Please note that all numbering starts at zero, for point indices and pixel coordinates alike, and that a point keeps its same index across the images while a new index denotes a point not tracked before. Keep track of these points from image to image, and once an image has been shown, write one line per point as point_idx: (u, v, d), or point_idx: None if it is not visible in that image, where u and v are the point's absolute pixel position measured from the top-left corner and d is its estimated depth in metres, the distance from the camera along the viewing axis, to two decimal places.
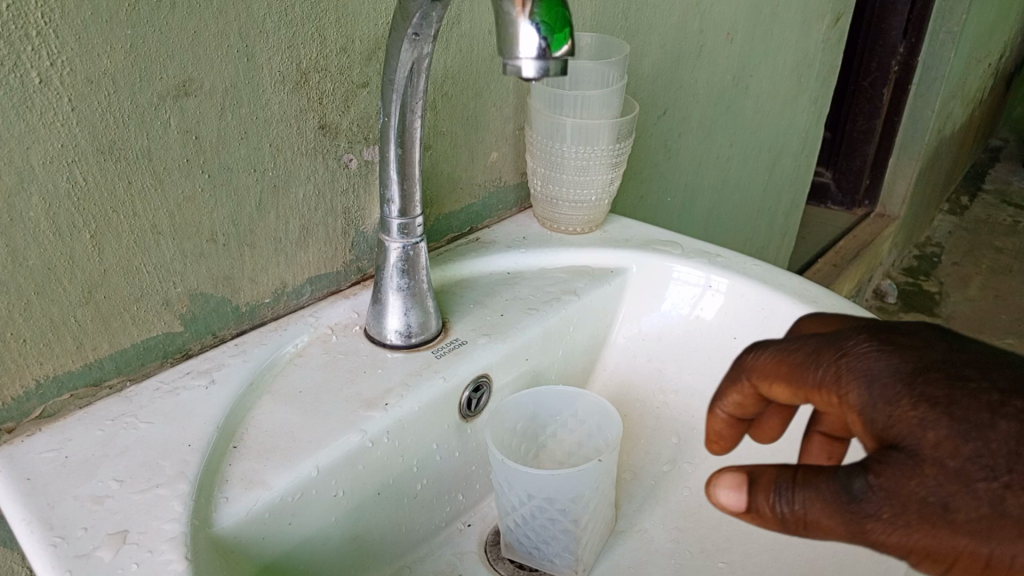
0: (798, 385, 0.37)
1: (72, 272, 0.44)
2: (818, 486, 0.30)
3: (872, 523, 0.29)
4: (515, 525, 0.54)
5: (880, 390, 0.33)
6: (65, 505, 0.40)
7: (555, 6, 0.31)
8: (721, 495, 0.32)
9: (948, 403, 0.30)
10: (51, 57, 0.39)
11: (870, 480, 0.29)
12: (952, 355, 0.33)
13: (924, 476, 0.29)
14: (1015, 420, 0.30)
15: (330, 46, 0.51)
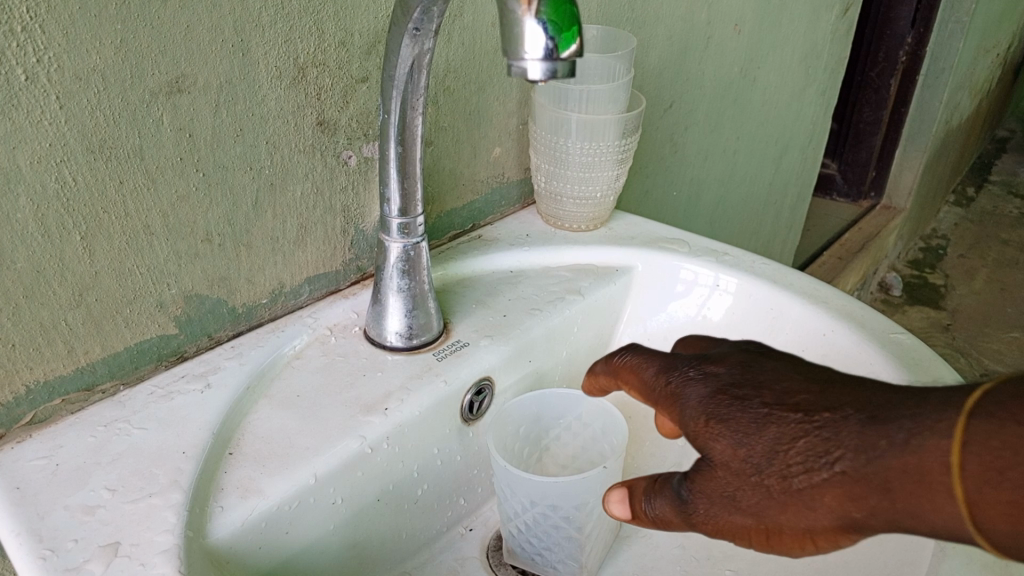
0: (642, 390, 0.44)
1: (62, 275, 0.43)
2: (660, 498, 0.38)
3: (695, 520, 0.37)
4: (518, 531, 0.53)
5: (692, 406, 0.39)
6: (55, 515, 0.39)
7: (562, 4, 0.30)
8: (613, 508, 0.40)
9: (729, 417, 0.36)
10: (38, 53, 0.38)
11: (690, 485, 0.37)
12: (749, 371, 0.39)
13: (719, 477, 0.36)
14: (776, 426, 0.35)
15: (329, 39, 0.50)
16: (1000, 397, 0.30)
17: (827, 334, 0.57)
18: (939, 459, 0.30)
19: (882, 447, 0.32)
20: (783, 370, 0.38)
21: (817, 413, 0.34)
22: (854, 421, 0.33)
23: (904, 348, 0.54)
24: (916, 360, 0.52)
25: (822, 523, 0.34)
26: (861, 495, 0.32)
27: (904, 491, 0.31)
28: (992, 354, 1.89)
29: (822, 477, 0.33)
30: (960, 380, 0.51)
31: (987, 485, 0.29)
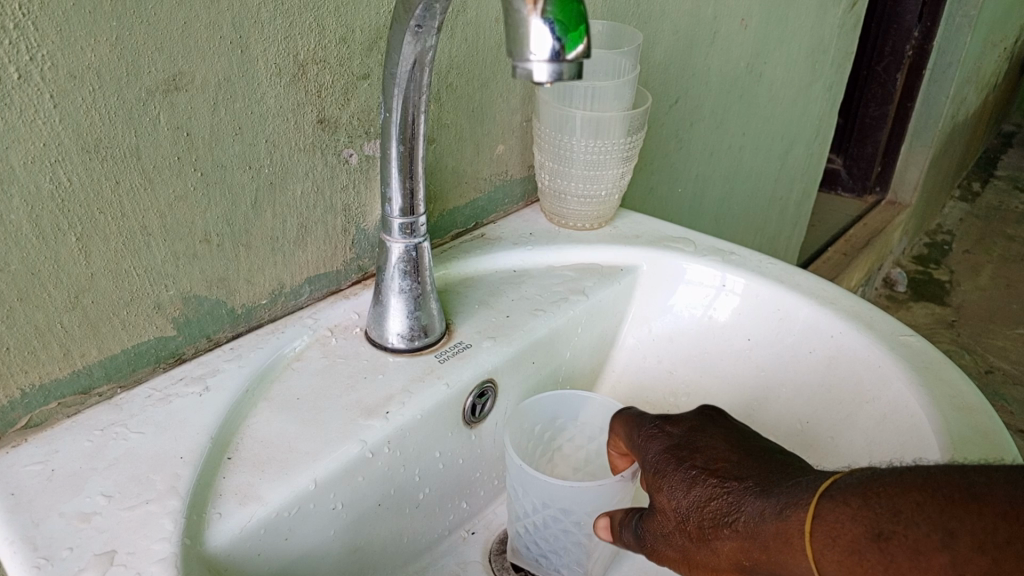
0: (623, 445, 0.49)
1: (58, 276, 0.42)
2: (623, 530, 0.45)
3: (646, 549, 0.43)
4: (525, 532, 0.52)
5: (648, 460, 0.45)
6: (50, 522, 0.39)
7: (570, 3, 0.29)
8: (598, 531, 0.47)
9: (669, 475, 0.43)
10: (31, 50, 0.37)
11: (641, 525, 0.44)
12: (697, 435, 0.45)
13: (659, 520, 0.43)
14: (701, 486, 0.41)
15: (329, 35, 0.49)
16: (845, 481, 0.35)
17: (835, 336, 0.56)
18: (797, 525, 0.36)
19: (765, 514, 0.38)
20: (724, 440, 0.44)
21: (730, 480, 0.41)
22: (752, 492, 0.39)
23: (912, 350, 0.53)
24: (926, 364, 0.52)
25: (725, 565, 0.40)
26: (751, 550, 0.38)
27: (776, 549, 0.37)
28: (997, 351, 1.88)
29: (724, 533, 0.39)
30: (971, 383, 0.50)
31: (824, 549, 0.34)
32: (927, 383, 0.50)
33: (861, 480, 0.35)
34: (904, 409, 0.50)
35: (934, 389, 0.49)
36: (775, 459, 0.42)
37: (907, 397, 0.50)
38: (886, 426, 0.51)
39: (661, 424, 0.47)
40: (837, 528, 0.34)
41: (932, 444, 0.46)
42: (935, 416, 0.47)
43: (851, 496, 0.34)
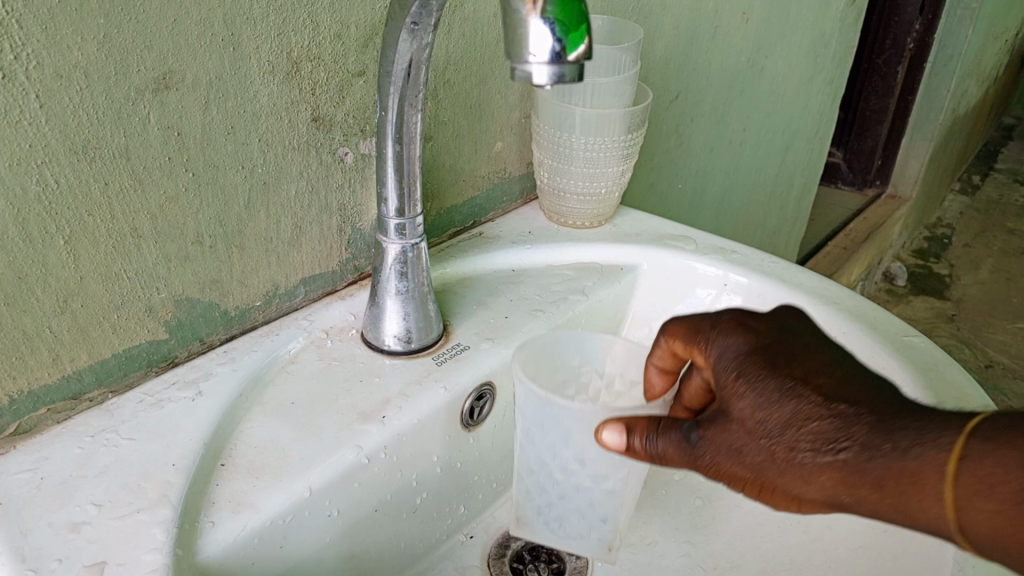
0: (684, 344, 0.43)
1: (46, 281, 0.41)
2: (666, 435, 0.37)
3: (693, 456, 0.37)
4: (542, 493, 0.48)
5: (728, 361, 0.38)
6: (39, 533, 0.38)
7: (570, 2, 0.27)
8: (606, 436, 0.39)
9: (756, 381, 0.36)
10: (15, 50, 0.36)
11: (701, 433, 0.37)
12: (786, 337, 0.38)
13: (730, 430, 0.36)
14: (798, 401, 0.35)
15: (323, 32, 0.48)
16: (1000, 420, 0.32)
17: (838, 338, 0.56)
18: (936, 467, 0.32)
19: (886, 449, 0.33)
20: (814, 346, 0.38)
21: (839, 400, 0.34)
22: (870, 420, 0.34)
23: (917, 351, 0.52)
24: (933, 364, 0.51)
25: (811, 493, 0.35)
26: (858, 486, 0.33)
27: (896, 490, 0.33)
28: (996, 345, 1.87)
29: (823, 459, 0.34)
30: (977, 387, 0.49)
31: (973, 500, 0.31)
32: (934, 386, 0.49)
33: (1010, 422, 0.32)
34: None
35: (940, 392, 0.49)
36: (881, 378, 0.36)
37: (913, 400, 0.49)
38: None
39: (742, 323, 0.40)
40: (994, 475, 0.31)
41: None
42: None
43: (1013, 439, 0.31)
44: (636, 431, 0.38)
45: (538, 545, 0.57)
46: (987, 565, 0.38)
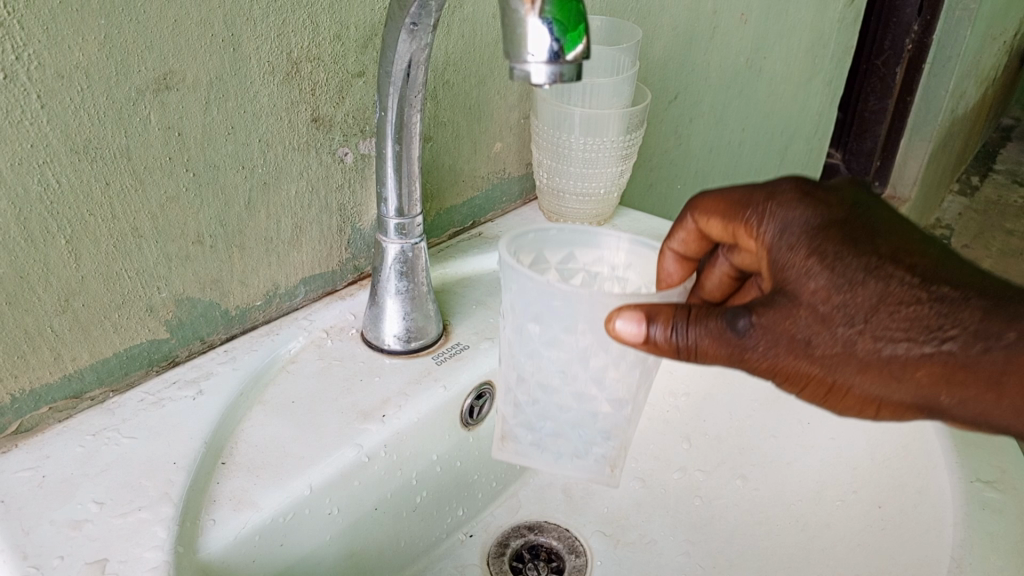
0: (729, 221, 0.41)
1: (47, 280, 0.41)
2: (709, 322, 0.35)
3: (740, 347, 0.35)
4: (530, 397, 0.44)
5: (796, 239, 0.37)
6: (40, 530, 0.38)
7: (568, 2, 0.28)
8: (621, 327, 0.35)
9: (836, 259, 0.35)
10: (17, 50, 0.36)
11: (754, 320, 0.35)
12: (857, 213, 0.38)
13: (797, 316, 0.35)
14: (886, 282, 0.35)
15: (323, 33, 0.48)
16: None
17: None
18: None
19: (998, 339, 0.34)
20: (889, 223, 0.38)
21: (934, 285, 0.35)
22: (975, 309, 0.35)
23: None
24: None
25: (899, 392, 0.36)
26: (956, 375, 0.35)
27: (1011, 385, 0.35)
28: None
29: (924, 351, 0.35)
30: None
31: None
32: None
33: None
34: None
35: None
36: (954, 260, 0.37)
37: None
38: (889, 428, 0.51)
39: (804, 193, 0.39)
40: None
41: (939, 449, 0.46)
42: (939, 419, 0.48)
43: None
44: (681, 318, 0.35)
45: (537, 543, 0.57)
46: (984, 562, 0.38)
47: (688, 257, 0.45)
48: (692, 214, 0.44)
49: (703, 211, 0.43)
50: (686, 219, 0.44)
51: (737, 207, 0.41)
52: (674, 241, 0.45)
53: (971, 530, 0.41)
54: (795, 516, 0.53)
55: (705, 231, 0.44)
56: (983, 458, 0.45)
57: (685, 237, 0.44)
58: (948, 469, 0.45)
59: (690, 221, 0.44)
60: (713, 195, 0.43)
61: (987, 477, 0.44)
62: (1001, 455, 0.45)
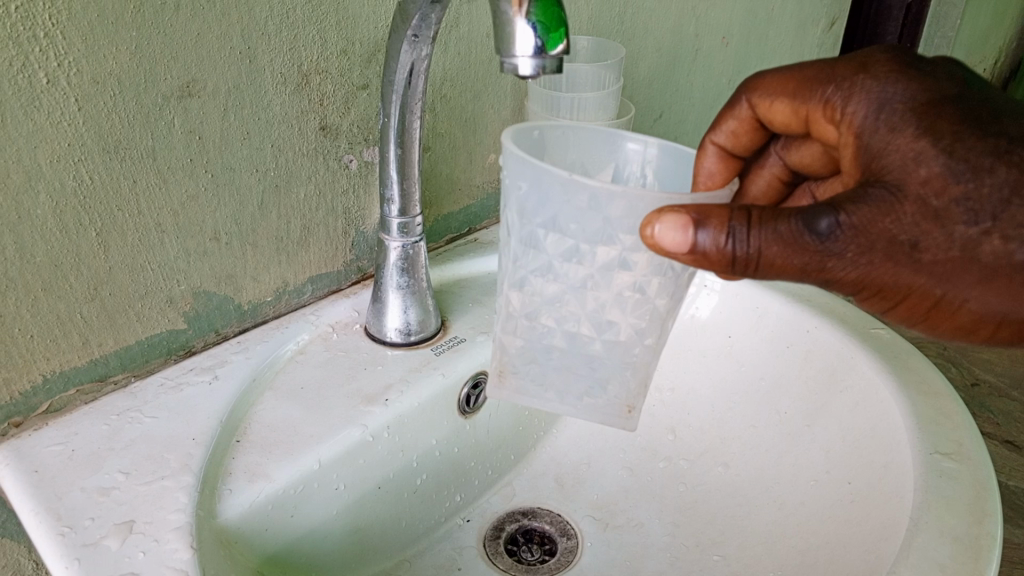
0: (800, 100, 0.41)
1: (78, 269, 0.45)
2: (775, 226, 0.32)
3: (816, 253, 0.32)
4: (540, 327, 0.40)
5: (884, 117, 0.35)
6: (72, 496, 0.41)
7: (551, 5, 0.32)
8: (664, 233, 0.32)
9: (950, 142, 0.33)
10: (58, 58, 0.40)
11: (840, 220, 0.32)
12: (969, 94, 0.35)
13: (901, 211, 0.32)
14: (1017, 170, 0.32)
15: (331, 48, 0.53)
16: None
17: (810, 331, 0.60)
18: None
19: None
20: (1008, 108, 0.35)
21: None
22: None
23: (883, 341, 0.58)
24: (895, 354, 0.56)
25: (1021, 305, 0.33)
26: None
27: None
28: None
29: None
30: (939, 373, 0.55)
31: None
32: (896, 371, 0.54)
33: None
34: (876, 393, 0.53)
35: (902, 376, 0.54)
36: None
37: (877, 384, 0.54)
38: (858, 412, 0.54)
39: (903, 69, 0.37)
40: None
41: (901, 426, 0.50)
42: (902, 400, 0.52)
43: None
44: (741, 221, 0.32)
45: (531, 528, 0.60)
46: (939, 521, 0.42)
47: (738, 144, 0.46)
48: (750, 100, 0.44)
49: (764, 93, 0.43)
50: (742, 102, 0.45)
51: (808, 91, 0.40)
52: (718, 133, 0.46)
53: (928, 494, 0.44)
54: (772, 496, 0.56)
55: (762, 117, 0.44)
56: (942, 432, 0.48)
57: (738, 123, 0.45)
58: (909, 443, 0.48)
59: (747, 103, 0.44)
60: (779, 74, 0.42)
61: (945, 449, 0.47)
62: (958, 430, 0.48)
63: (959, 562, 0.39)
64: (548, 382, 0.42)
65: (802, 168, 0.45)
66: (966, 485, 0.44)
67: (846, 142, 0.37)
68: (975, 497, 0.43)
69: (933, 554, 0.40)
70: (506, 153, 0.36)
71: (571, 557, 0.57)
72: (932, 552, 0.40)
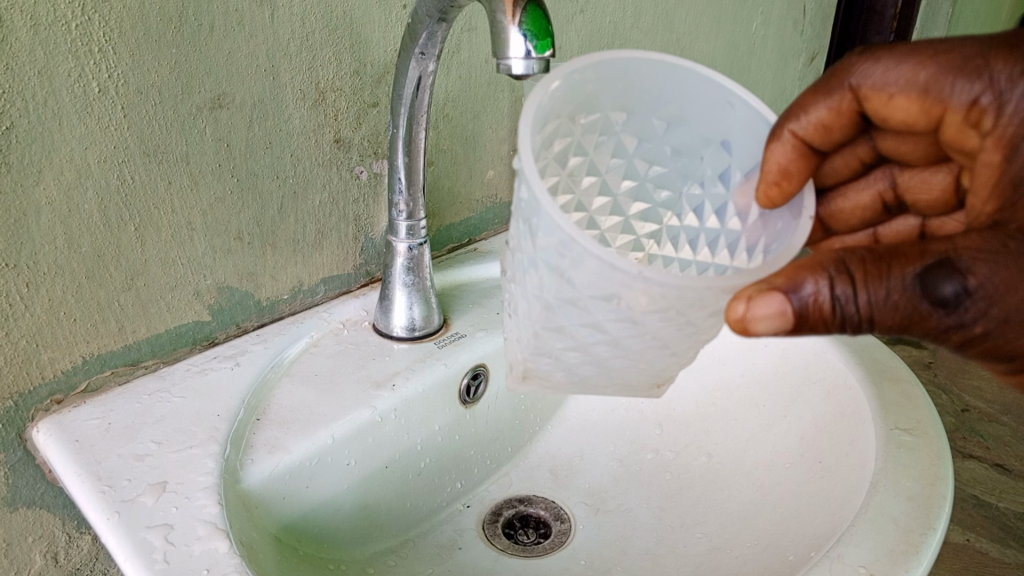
0: (927, 100, 0.37)
1: (118, 260, 0.50)
2: (888, 293, 0.32)
3: (932, 318, 0.31)
4: (562, 339, 0.37)
5: None
6: (110, 461, 0.46)
7: (539, 17, 0.37)
8: (760, 325, 0.32)
9: None
10: (109, 70, 0.45)
11: (964, 285, 0.31)
12: None
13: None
14: None
15: (345, 68, 0.58)
16: None
17: None
18: None
19: None
20: None
21: None
22: None
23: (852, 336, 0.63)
24: (862, 347, 0.61)
25: None
26: None
27: None
28: None
29: None
30: (902, 362, 0.59)
31: None
32: (863, 360, 0.59)
33: None
34: (845, 381, 0.58)
35: (869, 365, 0.58)
36: None
37: (846, 373, 0.58)
38: (828, 399, 0.59)
39: None
40: None
41: (865, 408, 0.54)
42: (869, 385, 0.56)
43: None
44: (845, 287, 0.32)
45: (527, 513, 0.63)
46: (896, 483, 0.46)
47: (825, 134, 0.42)
48: (852, 85, 0.39)
49: (880, 87, 0.38)
50: (844, 90, 0.40)
51: (945, 90, 0.36)
52: (801, 122, 0.41)
53: (888, 461, 0.48)
54: (750, 479, 0.60)
55: (864, 108, 0.40)
56: (903, 412, 0.53)
57: (830, 113, 0.41)
58: (872, 421, 0.53)
59: (848, 90, 0.40)
60: (899, 60, 0.37)
61: (905, 425, 0.51)
62: (917, 410, 0.53)
63: (912, 516, 0.43)
64: (569, 380, 0.41)
65: (892, 153, 0.45)
66: (921, 453, 0.49)
67: (988, 147, 0.35)
68: (929, 463, 0.48)
69: (889, 510, 0.44)
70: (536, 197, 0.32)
71: (566, 537, 0.61)
72: (888, 509, 0.44)
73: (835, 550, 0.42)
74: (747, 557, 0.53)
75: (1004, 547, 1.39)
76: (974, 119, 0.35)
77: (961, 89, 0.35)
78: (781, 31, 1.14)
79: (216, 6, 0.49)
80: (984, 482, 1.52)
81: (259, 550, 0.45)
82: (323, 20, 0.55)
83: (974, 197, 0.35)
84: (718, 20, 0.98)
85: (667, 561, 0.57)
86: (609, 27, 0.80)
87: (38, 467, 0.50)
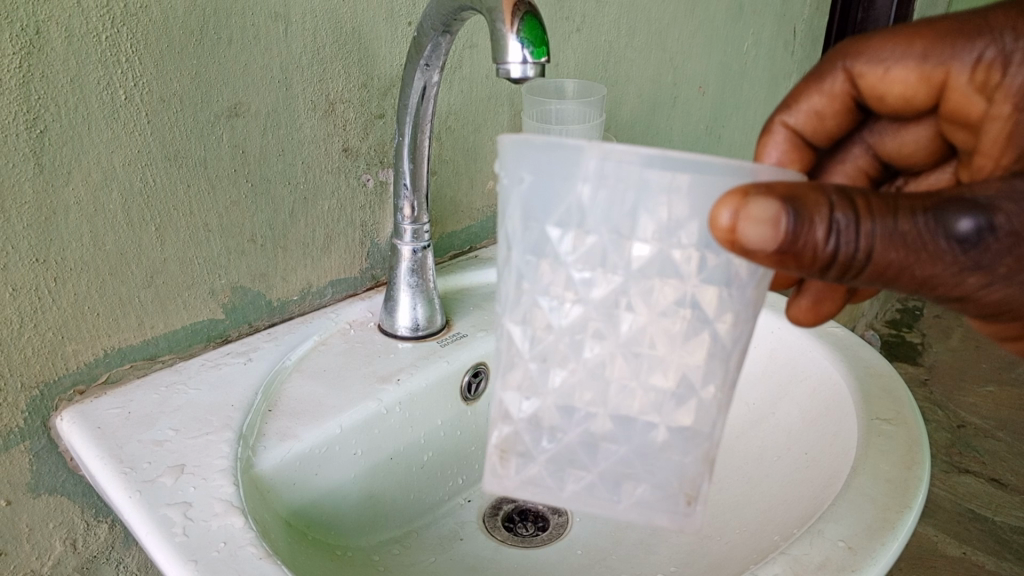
0: (930, 64, 0.39)
1: (139, 258, 0.53)
2: (896, 223, 0.31)
3: (947, 255, 0.31)
4: (580, 416, 0.34)
5: None
6: (130, 445, 0.48)
7: (535, 26, 0.41)
8: (748, 229, 0.28)
9: None
10: (135, 79, 0.49)
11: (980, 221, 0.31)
12: None
13: None
14: None
15: (353, 81, 0.62)
16: None
17: (774, 330, 0.68)
18: None
19: None
20: None
21: None
22: None
23: (837, 337, 0.65)
24: (848, 345, 0.64)
25: None
26: None
27: None
28: None
29: None
30: (883, 360, 0.62)
31: None
32: (848, 359, 0.62)
33: None
34: (830, 379, 0.61)
35: (853, 362, 0.61)
36: None
37: (831, 372, 0.61)
38: (814, 396, 0.61)
39: None
40: None
41: (848, 401, 0.57)
42: (853, 381, 0.59)
43: None
44: (847, 213, 0.31)
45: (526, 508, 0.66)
46: (874, 467, 0.49)
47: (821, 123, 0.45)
48: (846, 67, 0.42)
49: (874, 58, 0.40)
50: (838, 72, 0.42)
51: (944, 56, 0.38)
52: (794, 113, 0.45)
53: (869, 447, 0.51)
54: (740, 472, 0.62)
55: (860, 88, 0.42)
56: (884, 404, 0.55)
57: (825, 100, 0.44)
58: (855, 413, 0.55)
59: (843, 72, 0.42)
60: (892, 37, 0.40)
61: (885, 416, 0.54)
62: (898, 403, 0.55)
63: (889, 496, 0.46)
64: (593, 500, 0.35)
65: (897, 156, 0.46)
66: (900, 440, 0.51)
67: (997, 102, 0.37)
68: (908, 449, 0.50)
69: (867, 491, 0.47)
70: (508, 164, 0.30)
71: (563, 530, 0.63)
72: (866, 489, 0.47)
73: (816, 525, 0.44)
74: (734, 542, 0.55)
75: (1000, 559, 1.39)
76: (979, 81, 0.37)
77: (963, 50, 0.37)
78: (771, 51, 1.18)
79: (234, 20, 0.52)
80: (979, 496, 1.54)
81: (271, 529, 0.47)
82: (333, 36, 0.59)
83: (986, 156, 0.38)
84: (709, 41, 1.02)
85: (659, 548, 0.59)
86: (604, 46, 0.84)
87: (60, 455, 0.52)
